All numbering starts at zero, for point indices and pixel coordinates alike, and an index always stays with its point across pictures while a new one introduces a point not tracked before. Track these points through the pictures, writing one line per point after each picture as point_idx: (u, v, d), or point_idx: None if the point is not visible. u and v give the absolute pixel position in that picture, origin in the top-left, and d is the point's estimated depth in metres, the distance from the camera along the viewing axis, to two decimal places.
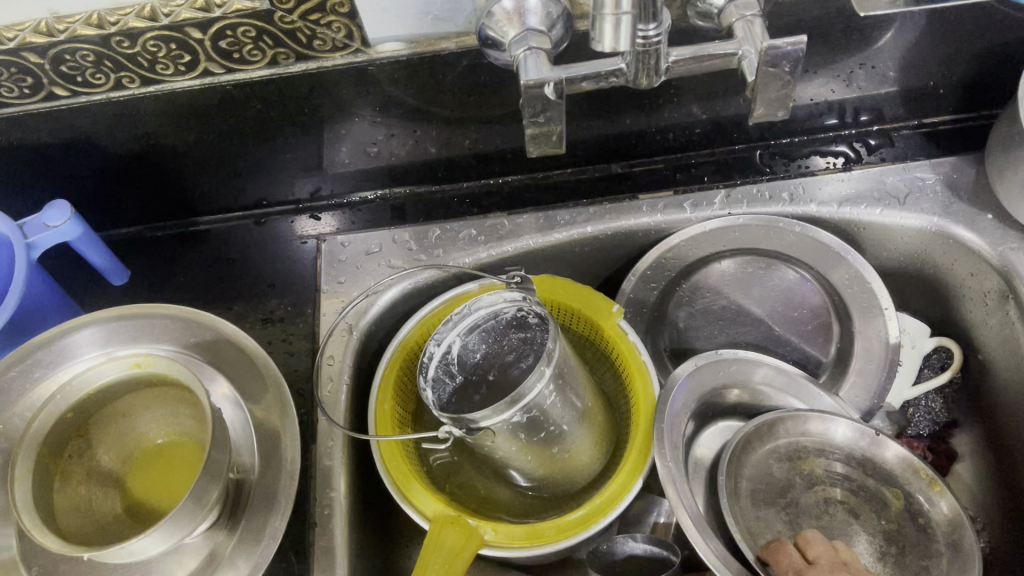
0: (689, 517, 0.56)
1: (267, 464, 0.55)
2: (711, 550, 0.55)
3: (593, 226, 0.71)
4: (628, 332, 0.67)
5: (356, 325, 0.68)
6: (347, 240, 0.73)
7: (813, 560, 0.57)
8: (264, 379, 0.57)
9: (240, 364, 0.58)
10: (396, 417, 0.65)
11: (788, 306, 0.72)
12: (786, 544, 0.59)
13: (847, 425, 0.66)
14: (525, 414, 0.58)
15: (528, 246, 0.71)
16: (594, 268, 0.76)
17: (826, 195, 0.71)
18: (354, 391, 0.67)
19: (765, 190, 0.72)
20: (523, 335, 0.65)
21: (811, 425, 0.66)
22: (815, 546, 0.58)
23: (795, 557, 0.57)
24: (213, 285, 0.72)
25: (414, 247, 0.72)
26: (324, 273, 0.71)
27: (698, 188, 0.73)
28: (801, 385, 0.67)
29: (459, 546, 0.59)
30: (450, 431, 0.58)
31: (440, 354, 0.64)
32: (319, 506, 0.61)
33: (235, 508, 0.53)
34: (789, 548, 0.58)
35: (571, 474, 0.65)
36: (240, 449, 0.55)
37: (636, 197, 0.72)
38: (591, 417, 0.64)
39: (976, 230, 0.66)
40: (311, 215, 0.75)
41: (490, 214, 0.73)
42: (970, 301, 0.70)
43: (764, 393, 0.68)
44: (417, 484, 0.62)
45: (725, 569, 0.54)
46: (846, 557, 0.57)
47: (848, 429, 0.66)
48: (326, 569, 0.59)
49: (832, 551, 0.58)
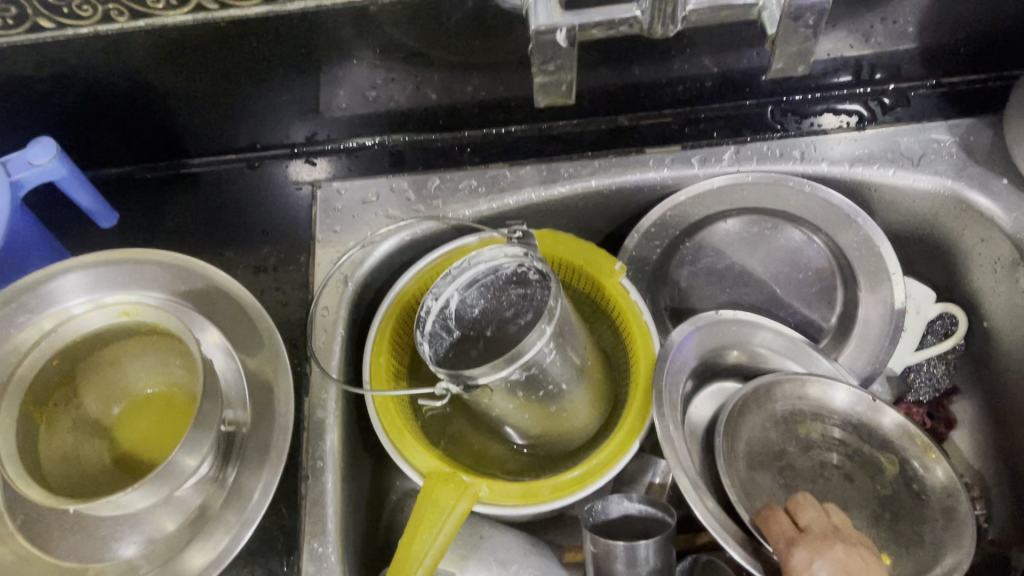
0: (686, 475, 0.56)
1: (259, 417, 0.53)
2: (707, 509, 0.54)
3: (597, 179, 0.69)
4: (630, 291, 0.65)
5: (351, 275, 0.66)
6: (342, 188, 0.70)
7: (805, 526, 0.56)
8: (257, 332, 0.55)
9: (231, 315, 0.56)
10: (391, 370, 0.64)
11: (792, 269, 0.72)
12: (776, 509, 0.58)
13: (847, 391, 0.65)
14: (524, 371, 0.57)
15: (529, 198, 0.69)
16: (596, 223, 0.74)
17: (838, 154, 0.69)
18: (349, 342, 0.66)
19: (776, 148, 0.70)
20: (523, 292, 0.64)
21: (809, 390, 0.65)
22: (807, 512, 0.58)
23: (786, 522, 0.56)
24: (206, 231, 0.70)
25: (412, 197, 0.70)
26: (319, 221, 0.69)
27: (707, 143, 0.70)
28: (800, 349, 0.66)
29: (454, 501, 0.58)
30: (448, 387, 0.57)
31: (438, 309, 0.63)
32: (311, 459, 0.60)
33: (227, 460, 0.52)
34: (780, 515, 0.57)
35: (567, 434, 0.64)
36: (231, 403, 0.53)
37: (643, 151, 0.70)
38: (590, 376, 0.63)
39: (991, 195, 0.65)
40: (306, 159, 0.73)
41: (492, 165, 0.71)
42: (979, 267, 0.68)
43: (763, 356, 0.67)
44: (411, 438, 0.61)
45: (722, 530, 0.54)
46: (838, 522, 0.57)
47: (848, 394, 0.65)
48: (318, 523, 0.58)
49: (824, 517, 0.57)
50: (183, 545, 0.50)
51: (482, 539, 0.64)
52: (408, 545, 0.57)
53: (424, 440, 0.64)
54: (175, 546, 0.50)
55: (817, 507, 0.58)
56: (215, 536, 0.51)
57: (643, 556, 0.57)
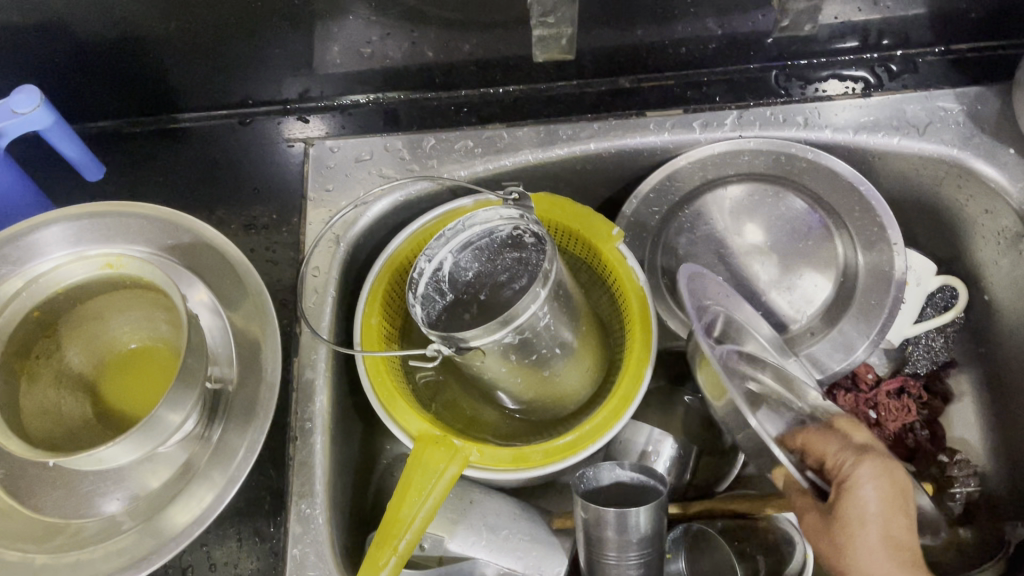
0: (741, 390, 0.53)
1: (246, 375, 0.52)
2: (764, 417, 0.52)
3: (597, 142, 0.68)
4: (627, 256, 0.64)
5: (343, 235, 0.65)
6: (336, 146, 0.69)
7: None
8: (242, 284, 0.54)
9: (218, 269, 0.55)
10: (382, 332, 0.63)
11: (793, 238, 0.70)
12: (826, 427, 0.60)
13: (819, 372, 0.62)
14: (517, 335, 0.56)
15: (527, 160, 0.68)
16: (594, 187, 0.73)
17: (843, 121, 0.67)
18: (340, 303, 0.65)
19: (779, 113, 0.68)
20: (518, 255, 0.63)
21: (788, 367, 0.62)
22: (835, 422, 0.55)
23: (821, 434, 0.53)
24: (196, 187, 0.69)
25: (407, 156, 0.68)
26: (312, 179, 0.68)
27: (709, 108, 0.69)
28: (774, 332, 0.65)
29: (444, 465, 0.57)
30: (439, 349, 0.56)
31: (431, 272, 0.61)
32: (300, 420, 0.59)
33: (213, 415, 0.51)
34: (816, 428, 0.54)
35: (560, 399, 0.64)
36: (217, 359, 0.52)
37: (644, 114, 0.69)
38: (583, 342, 0.62)
39: (997, 165, 0.64)
40: (300, 117, 0.71)
41: (489, 125, 0.69)
42: (982, 239, 0.67)
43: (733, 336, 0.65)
44: (401, 401, 0.60)
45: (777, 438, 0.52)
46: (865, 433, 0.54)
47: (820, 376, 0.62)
48: (306, 484, 0.57)
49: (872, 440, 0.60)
50: (165, 503, 0.50)
51: (472, 504, 0.64)
52: (397, 508, 0.56)
53: (414, 403, 0.63)
54: (158, 503, 0.50)
55: (834, 421, 0.55)
56: (198, 495, 0.50)
57: (635, 523, 0.56)
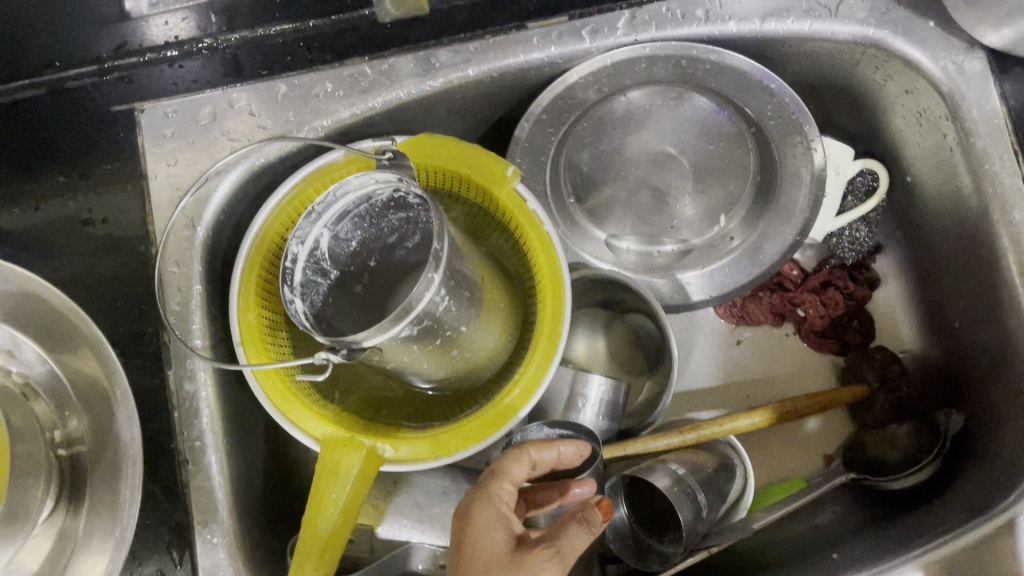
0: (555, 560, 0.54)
1: (95, 440, 0.46)
2: None
3: (475, 68, 0.58)
4: (527, 199, 0.57)
5: (198, 219, 0.56)
6: (172, 107, 0.58)
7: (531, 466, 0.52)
8: (61, 324, 0.46)
9: (39, 316, 0.47)
10: (264, 328, 0.56)
11: (702, 139, 0.66)
12: (522, 448, 0.52)
13: None
14: (415, 326, 0.49)
15: (398, 99, 0.58)
16: (481, 113, 0.64)
17: (747, 9, 0.58)
18: (212, 294, 0.58)
19: (677, 8, 0.58)
20: (405, 215, 0.56)
21: None
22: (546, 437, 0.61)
23: (489, 485, 0.50)
24: (28, 181, 0.60)
25: (256, 111, 0.58)
26: (150, 154, 0.58)
27: (599, 9, 0.58)
28: None
29: (358, 467, 0.53)
30: (329, 356, 0.49)
31: (307, 253, 0.54)
32: (187, 441, 0.54)
33: (75, 490, 0.46)
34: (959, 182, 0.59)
35: (475, 370, 0.58)
36: (53, 422, 0.46)
37: (525, 26, 0.58)
38: (491, 306, 0.56)
39: (918, 42, 0.57)
40: (122, 76, 0.58)
41: (347, 60, 0.58)
42: (902, 119, 0.62)
43: None
44: (299, 404, 0.54)
45: None
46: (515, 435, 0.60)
47: None
48: (208, 513, 0.53)
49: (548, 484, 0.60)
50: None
51: (396, 483, 0.61)
52: (313, 519, 0.52)
53: (317, 396, 0.56)
54: None
55: (503, 468, 0.50)
56: (92, 560, 0.45)
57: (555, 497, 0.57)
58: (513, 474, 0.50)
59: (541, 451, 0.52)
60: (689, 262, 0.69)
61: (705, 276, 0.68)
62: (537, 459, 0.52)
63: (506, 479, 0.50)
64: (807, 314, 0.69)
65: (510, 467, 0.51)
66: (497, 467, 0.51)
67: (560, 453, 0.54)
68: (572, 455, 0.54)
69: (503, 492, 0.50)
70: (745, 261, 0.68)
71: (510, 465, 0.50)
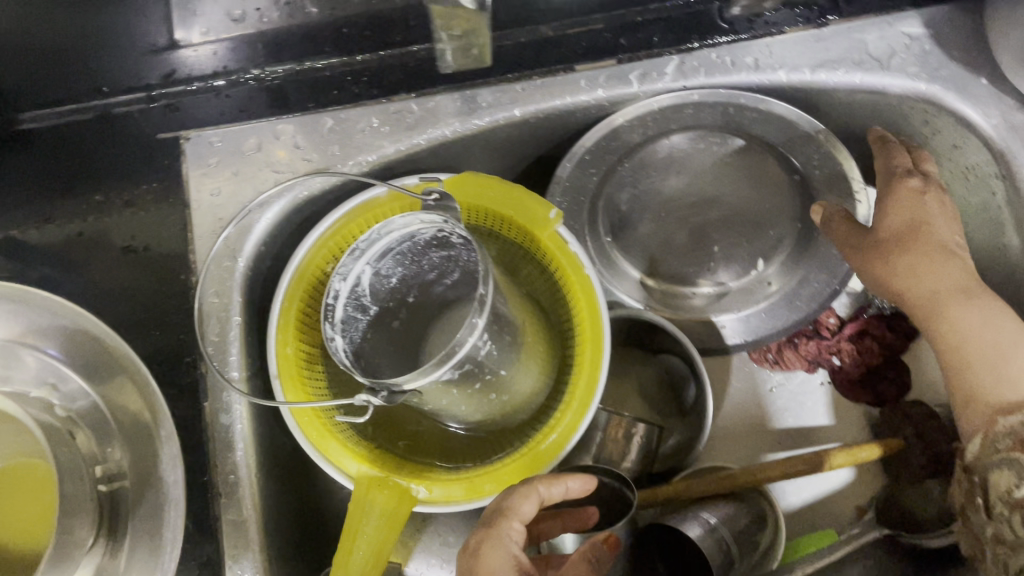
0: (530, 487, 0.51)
1: (139, 476, 0.50)
2: None
3: (521, 108, 0.58)
4: (570, 242, 0.57)
5: (240, 250, 0.56)
6: (218, 136, 0.58)
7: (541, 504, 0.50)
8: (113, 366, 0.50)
9: (91, 358, 0.51)
10: (301, 361, 0.56)
11: (744, 184, 0.66)
12: (529, 485, 0.50)
13: None
14: (456, 370, 0.49)
15: (444, 136, 0.58)
16: (523, 151, 0.64)
17: (796, 59, 0.58)
18: (250, 325, 0.58)
19: (726, 56, 0.58)
20: (446, 254, 0.56)
21: None
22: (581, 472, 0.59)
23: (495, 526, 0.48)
24: (68, 202, 0.60)
25: (302, 143, 0.58)
26: (195, 183, 0.58)
27: (647, 54, 0.58)
28: None
29: (391, 507, 0.52)
30: (368, 397, 0.49)
31: (348, 290, 0.53)
32: (221, 474, 0.53)
33: (114, 522, 0.49)
34: (896, 206, 0.57)
35: (511, 412, 0.57)
36: (97, 456, 0.50)
37: (573, 68, 0.58)
38: (530, 349, 0.56)
39: (970, 99, 0.56)
40: (169, 105, 0.59)
41: (394, 96, 0.58)
42: (949, 173, 0.62)
43: None
44: (334, 442, 0.53)
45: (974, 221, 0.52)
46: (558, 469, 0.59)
47: None
48: (238, 547, 0.52)
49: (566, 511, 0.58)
50: None
51: (425, 520, 0.60)
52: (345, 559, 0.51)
53: (351, 432, 0.56)
54: None
55: (510, 506, 0.48)
56: None
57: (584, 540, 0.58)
58: (521, 513, 0.48)
59: (550, 487, 0.50)
60: (725, 304, 0.68)
61: (741, 320, 0.68)
62: (546, 495, 0.50)
63: (514, 518, 0.48)
64: (844, 363, 0.69)
65: (518, 504, 0.49)
66: (505, 505, 0.49)
67: (569, 487, 0.51)
68: (579, 489, 0.52)
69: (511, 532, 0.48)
70: (785, 308, 0.67)
71: (516, 501, 0.48)
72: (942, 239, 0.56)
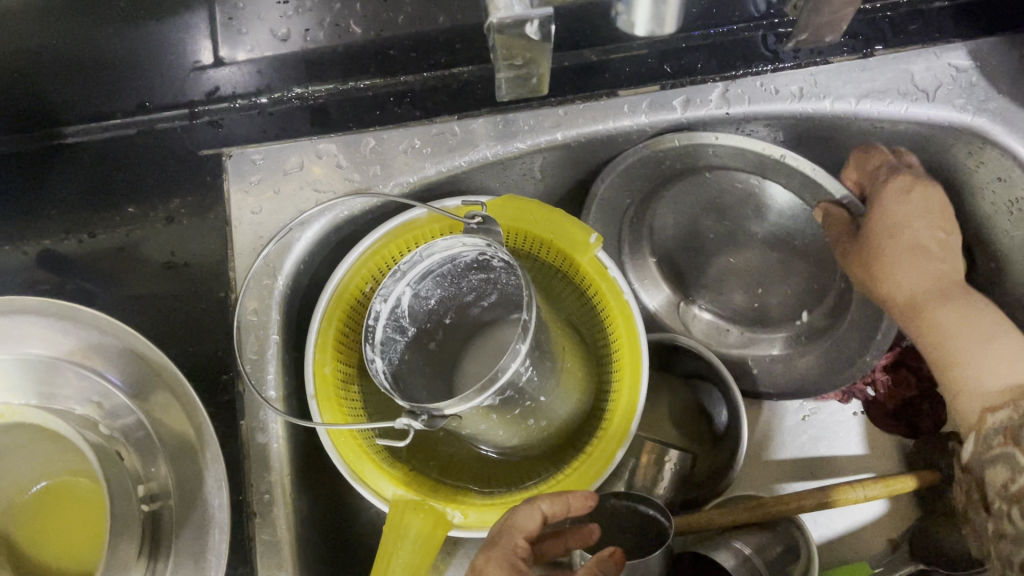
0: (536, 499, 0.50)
1: (182, 495, 0.50)
2: None
3: (564, 132, 0.59)
4: (610, 267, 0.56)
5: (280, 269, 0.56)
6: (260, 154, 0.59)
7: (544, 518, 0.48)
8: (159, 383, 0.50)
9: (138, 377, 0.51)
10: (338, 382, 0.56)
11: None
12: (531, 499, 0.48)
13: None
14: (498, 396, 0.49)
15: (486, 158, 0.59)
16: (562, 175, 0.64)
17: (843, 89, 0.58)
18: (288, 344, 0.57)
19: (769, 84, 0.58)
20: (486, 277, 0.56)
21: None
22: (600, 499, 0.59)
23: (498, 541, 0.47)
24: (111, 217, 0.60)
25: (343, 163, 0.59)
26: (241, 199, 0.58)
27: (692, 80, 0.58)
28: None
29: (427, 531, 0.52)
30: (408, 422, 0.49)
31: (389, 311, 0.53)
32: (256, 493, 0.53)
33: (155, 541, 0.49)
34: (880, 208, 0.59)
35: (546, 438, 0.57)
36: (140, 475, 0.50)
37: (616, 94, 0.59)
38: (569, 374, 0.55)
39: (1018, 133, 0.56)
40: (210, 122, 0.58)
41: (437, 118, 0.58)
42: (992, 206, 0.61)
43: None
44: (371, 463, 0.53)
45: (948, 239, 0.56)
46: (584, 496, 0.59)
47: None
48: (272, 568, 0.52)
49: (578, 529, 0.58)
50: None
51: (456, 544, 0.60)
52: None
53: (386, 454, 0.56)
54: None
55: (513, 521, 0.47)
56: None
57: None
58: (526, 529, 0.47)
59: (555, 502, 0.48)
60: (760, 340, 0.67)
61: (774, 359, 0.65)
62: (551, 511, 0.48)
63: (518, 535, 0.47)
64: (878, 394, 0.68)
65: (522, 520, 0.47)
66: (509, 520, 0.47)
67: (571, 505, 0.49)
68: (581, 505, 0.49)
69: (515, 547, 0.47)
70: (824, 350, 0.64)
71: (520, 515, 0.47)
72: (920, 239, 0.58)
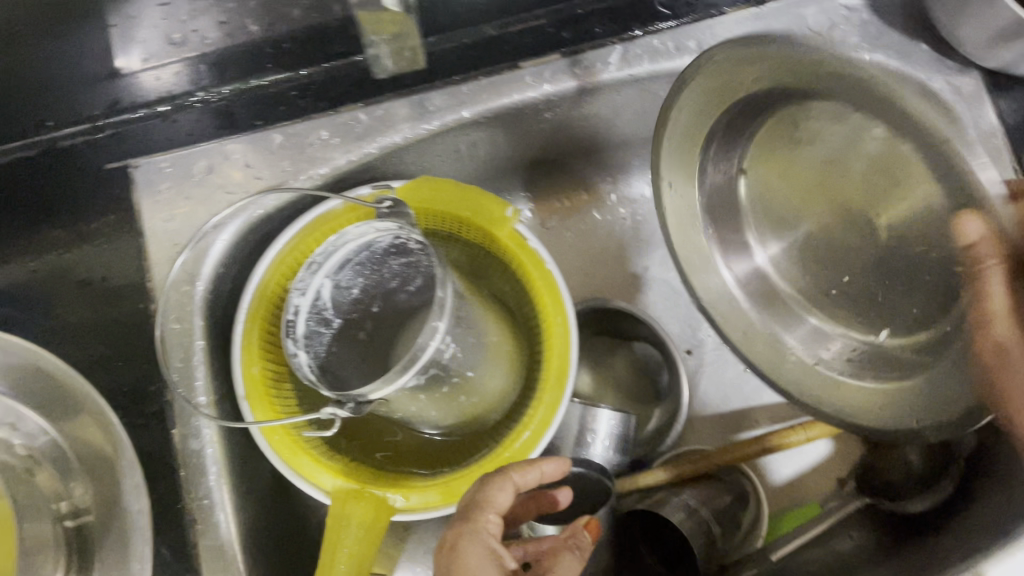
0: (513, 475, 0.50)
1: (103, 509, 0.50)
2: None
3: (470, 109, 0.58)
4: (529, 239, 0.57)
5: (198, 274, 0.56)
6: (166, 162, 0.57)
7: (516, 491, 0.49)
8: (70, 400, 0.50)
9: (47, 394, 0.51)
10: (268, 381, 0.56)
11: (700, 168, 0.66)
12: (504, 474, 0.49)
13: None
14: (422, 375, 0.49)
15: (395, 143, 0.58)
16: (477, 153, 0.64)
17: (739, 38, 0.58)
18: (216, 349, 0.57)
19: (669, 42, 0.58)
20: (406, 260, 0.56)
21: None
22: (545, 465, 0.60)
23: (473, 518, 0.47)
24: (21, 240, 0.59)
25: (252, 162, 0.58)
26: (148, 209, 0.57)
27: (591, 44, 0.58)
28: None
29: (369, 519, 0.52)
30: (335, 410, 0.49)
31: (309, 304, 0.53)
32: (195, 499, 0.53)
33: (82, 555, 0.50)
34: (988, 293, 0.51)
35: (483, 414, 0.57)
36: (60, 493, 0.50)
37: (518, 65, 0.58)
38: (497, 348, 0.56)
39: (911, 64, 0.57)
40: (114, 134, 0.58)
41: (341, 107, 0.58)
42: None
43: None
44: (307, 457, 0.53)
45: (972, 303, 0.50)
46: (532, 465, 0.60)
47: None
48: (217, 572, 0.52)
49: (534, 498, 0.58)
50: None
51: (407, 530, 0.60)
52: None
53: (324, 447, 0.56)
54: None
55: (488, 497, 0.48)
56: None
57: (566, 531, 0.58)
58: (499, 504, 0.48)
59: (524, 474, 0.49)
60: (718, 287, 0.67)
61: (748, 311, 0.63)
62: (519, 483, 0.49)
63: (492, 510, 0.48)
64: None
65: (494, 496, 0.48)
66: (480, 497, 0.48)
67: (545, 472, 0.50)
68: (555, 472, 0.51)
69: (488, 522, 0.48)
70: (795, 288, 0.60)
71: (492, 490, 0.48)
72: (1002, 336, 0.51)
